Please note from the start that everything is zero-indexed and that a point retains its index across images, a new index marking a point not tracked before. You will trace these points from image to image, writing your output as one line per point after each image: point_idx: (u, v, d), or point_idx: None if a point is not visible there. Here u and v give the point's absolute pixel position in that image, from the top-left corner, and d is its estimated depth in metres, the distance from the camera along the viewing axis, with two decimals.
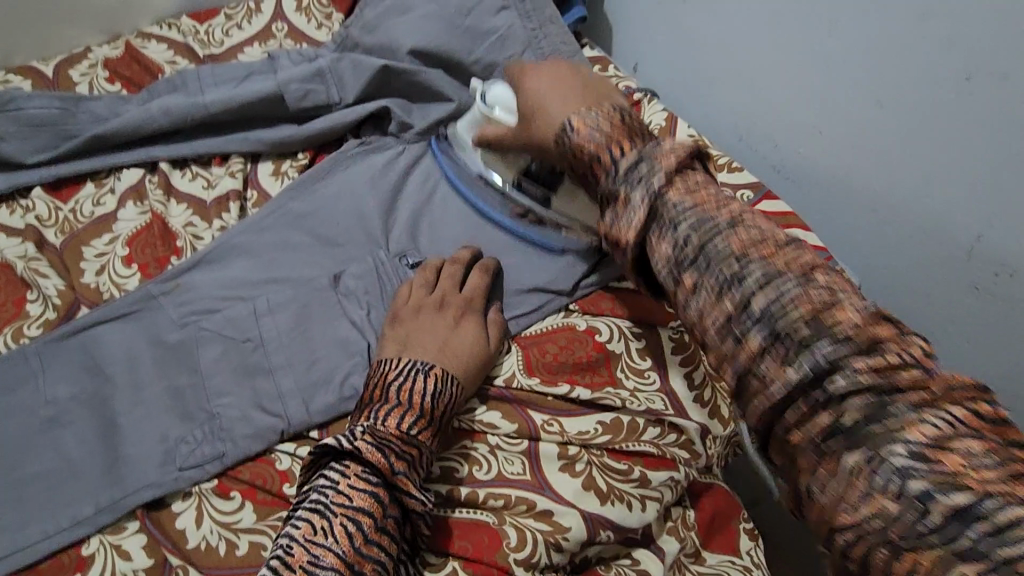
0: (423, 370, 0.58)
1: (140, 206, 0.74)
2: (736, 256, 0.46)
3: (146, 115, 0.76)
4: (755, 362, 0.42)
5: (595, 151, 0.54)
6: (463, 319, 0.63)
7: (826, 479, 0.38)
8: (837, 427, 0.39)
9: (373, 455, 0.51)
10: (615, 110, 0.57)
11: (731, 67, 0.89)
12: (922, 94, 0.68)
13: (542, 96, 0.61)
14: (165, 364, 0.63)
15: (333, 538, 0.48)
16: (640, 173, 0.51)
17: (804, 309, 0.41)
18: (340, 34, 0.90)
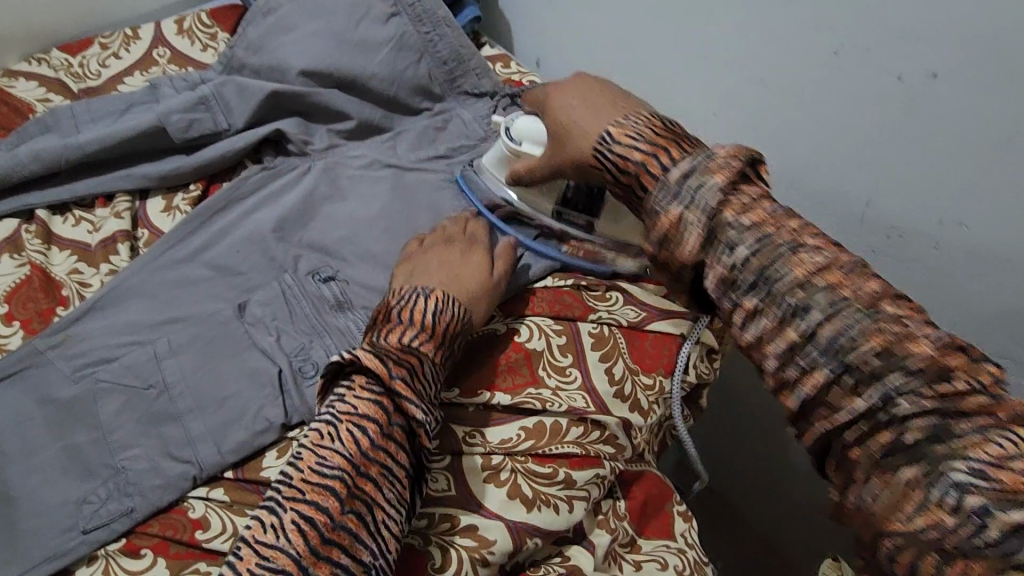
0: (426, 294, 0.62)
1: (17, 258, 0.69)
2: (729, 223, 0.50)
3: (14, 160, 0.71)
4: (752, 321, 0.49)
5: (642, 162, 0.54)
6: (468, 253, 0.68)
7: (868, 442, 0.44)
8: (899, 444, 0.42)
9: (371, 360, 0.54)
10: (653, 116, 0.57)
11: (627, 57, 0.90)
12: (800, 74, 0.71)
13: (576, 118, 0.60)
14: (60, 424, 0.60)
15: (339, 443, 0.51)
16: (689, 191, 0.51)
17: (800, 271, 0.48)
18: (225, 55, 0.87)
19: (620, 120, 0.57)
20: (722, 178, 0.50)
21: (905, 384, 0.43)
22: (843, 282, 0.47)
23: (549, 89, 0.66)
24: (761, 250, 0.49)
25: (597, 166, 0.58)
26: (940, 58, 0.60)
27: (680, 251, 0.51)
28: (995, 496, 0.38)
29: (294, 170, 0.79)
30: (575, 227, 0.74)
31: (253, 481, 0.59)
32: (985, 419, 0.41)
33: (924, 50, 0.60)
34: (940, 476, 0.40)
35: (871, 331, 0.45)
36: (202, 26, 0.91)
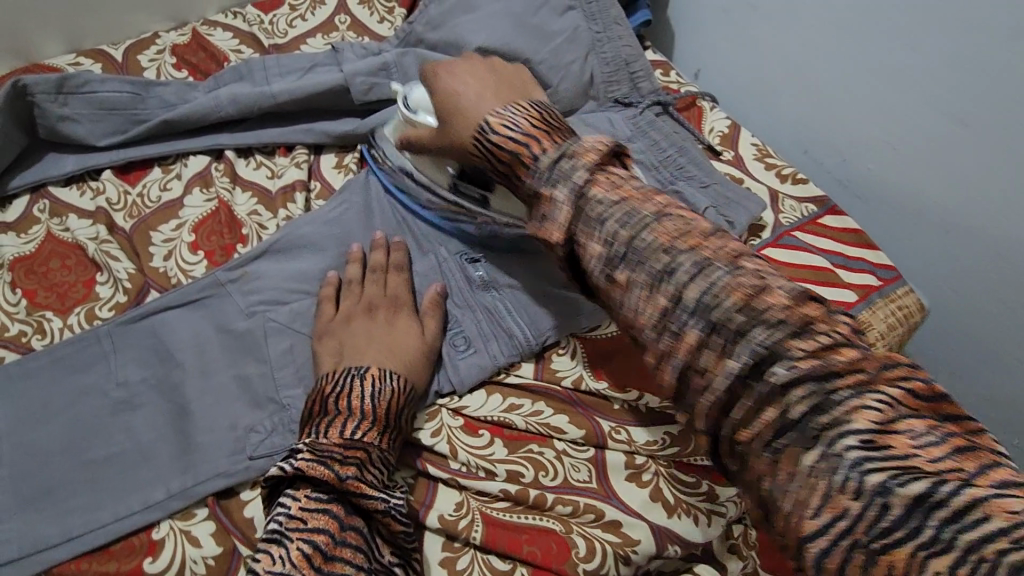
0: (360, 374, 0.56)
1: (206, 192, 0.75)
2: (764, 290, 0.42)
3: (215, 101, 0.77)
4: (692, 355, 0.42)
5: (516, 151, 0.52)
6: (398, 316, 0.63)
7: (790, 481, 0.38)
8: (784, 420, 0.38)
9: (315, 468, 0.48)
10: (533, 109, 0.55)
11: (797, 73, 0.87)
12: (1015, 132, 0.65)
13: (465, 97, 0.59)
14: (234, 353, 0.63)
15: (291, 564, 0.44)
16: (561, 171, 0.49)
17: (812, 357, 0.39)
18: (402, 29, 0.90)
19: (499, 110, 0.55)
20: (590, 160, 0.49)
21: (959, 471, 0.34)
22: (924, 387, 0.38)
23: (436, 67, 0.63)
24: (834, 331, 0.41)
25: (477, 154, 0.56)
26: None
27: (589, 242, 0.48)
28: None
29: None
30: (469, 201, 0.66)
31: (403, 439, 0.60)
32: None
33: None
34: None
35: (733, 288, 0.42)
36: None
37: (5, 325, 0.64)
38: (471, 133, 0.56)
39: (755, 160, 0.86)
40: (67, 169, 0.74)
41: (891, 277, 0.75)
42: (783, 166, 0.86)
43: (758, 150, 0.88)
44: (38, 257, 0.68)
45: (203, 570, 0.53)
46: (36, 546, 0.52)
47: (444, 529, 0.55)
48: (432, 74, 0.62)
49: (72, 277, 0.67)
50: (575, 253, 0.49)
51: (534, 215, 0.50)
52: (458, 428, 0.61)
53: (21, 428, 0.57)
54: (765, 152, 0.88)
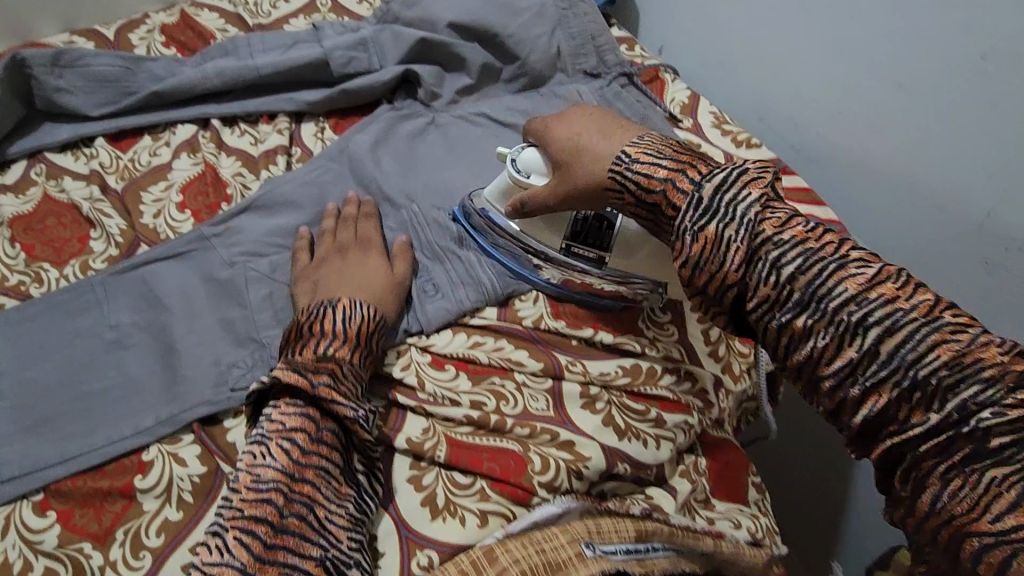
0: (332, 305, 0.61)
1: (194, 157, 0.79)
2: (771, 238, 0.46)
3: (202, 74, 0.82)
4: (803, 337, 0.45)
5: (667, 178, 0.51)
6: (369, 257, 0.68)
7: (879, 411, 0.42)
8: (874, 370, 0.42)
9: (292, 378, 0.54)
10: (667, 139, 0.56)
11: (752, 45, 0.92)
12: (942, 85, 0.71)
13: (588, 132, 0.59)
14: (219, 299, 0.68)
15: (271, 458, 0.51)
16: (738, 211, 0.47)
17: (850, 286, 0.43)
18: (379, 9, 0.95)
19: (634, 141, 0.56)
20: (757, 188, 0.48)
21: (927, 363, 0.41)
22: (866, 284, 0.43)
23: (547, 119, 0.64)
24: (797, 249, 0.45)
25: (612, 190, 0.55)
26: None
27: (663, 203, 0.51)
28: (1009, 435, 0.38)
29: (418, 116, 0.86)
30: (584, 261, 0.66)
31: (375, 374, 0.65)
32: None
33: None
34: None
35: (835, 272, 0.44)
36: None
37: (5, 276, 0.68)
38: (604, 165, 0.56)
39: (712, 126, 0.92)
40: (63, 136, 0.79)
41: (835, 230, 0.80)
42: (738, 131, 0.91)
43: (715, 118, 0.93)
44: (35, 216, 0.72)
45: (189, 487, 0.57)
46: (35, 466, 0.56)
47: (412, 449, 0.60)
48: (540, 133, 0.63)
49: (67, 233, 0.72)
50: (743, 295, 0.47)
51: (692, 288, 0.49)
52: (425, 363, 0.66)
53: (20, 365, 0.62)
54: (722, 120, 0.93)
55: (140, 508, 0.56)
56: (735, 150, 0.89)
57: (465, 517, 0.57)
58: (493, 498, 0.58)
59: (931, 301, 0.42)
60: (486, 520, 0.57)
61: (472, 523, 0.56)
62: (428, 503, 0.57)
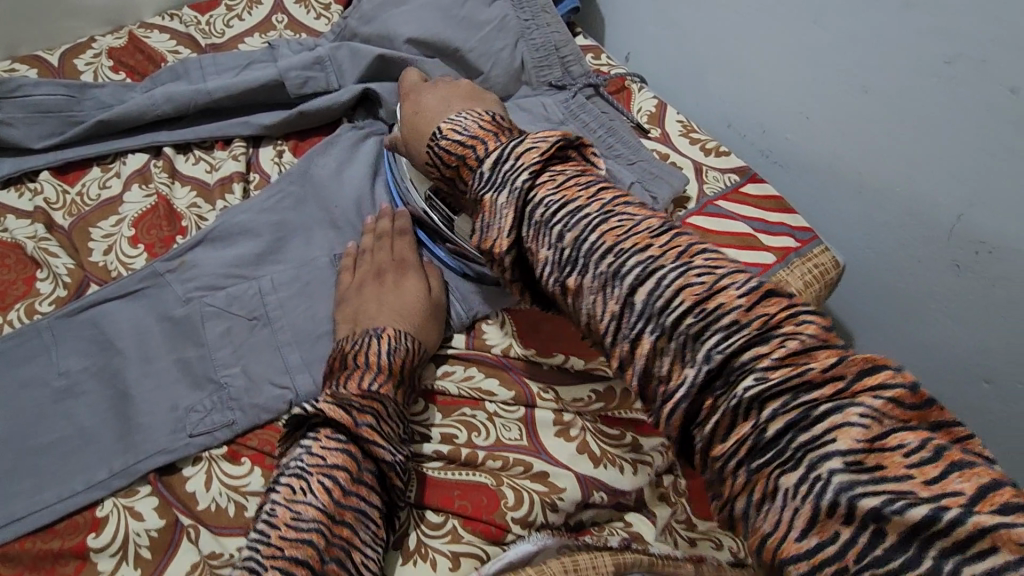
0: (377, 335, 0.60)
1: (146, 188, 0.76)
2: (611, 250, 0.43)
3: (151, 100, 0.79)
4: (652, 362, 0.40)
5: (462, 153, 0.52)
6: (404, 277, 0.67)
7: (765, 502, 0.34)
8: (759, 438, 0.35)
9: (335, 411, 0.52)
10: (488, 113, 0.55)
11: (717, 52, 0.91)
12: (906, 91, 0.70)
13: (429, 104, 0.62)
14: (174, 339, 0.65)
15: (312, 495, 0.48)
16: (503, 177, 0.48)
17: (687, 298, 0.39)
18: (338, 25, 0.93)
19: (454, 117, 0.56)
20: (530, 160, 0.47)
21: (739, 343, 0.37)
22: (706, 297, 0.39)
23: (412, 80, 0.68)
24: (647, 275, 0.41)
25: (430, 163, 0.57)
26: None
27: (496, 237, 0.47)
28: (872, 491, 0.31)
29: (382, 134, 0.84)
30: (485, 265, 0.66)
31: None
32: (829, 388, 0.34)
33: None
34: (820, 480, 0.32)
35: (681, 288, 0.40)
36: None
37: None
38: (427, 133, 0.58)
39: (681, 135, 0.91)
40: (5, 172, 0.75)
41: (807, 238, 0.80)
42: (706, 140, 0.90)
43: (683, 127, 0.92)
44: None
45: (146, 543, 0.54)
46: None
47: None
48: (414, 91, 0.66)
49: (12, 275, 0.69)
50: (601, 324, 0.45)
51: (537, 278, 0.47)
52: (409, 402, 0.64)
53: None
54: (690, 128, 0.92)
55: (94, 568, 0.53)
56: (704, 159, 0.88)
57: (437, 559, 0.55)
58: (465, 538, 0.56)
59: (770, 316, 0.37)
60: (458, 562, 0.55)
61: (444, 565, 0.55)
62: (400, 546, 0.55)
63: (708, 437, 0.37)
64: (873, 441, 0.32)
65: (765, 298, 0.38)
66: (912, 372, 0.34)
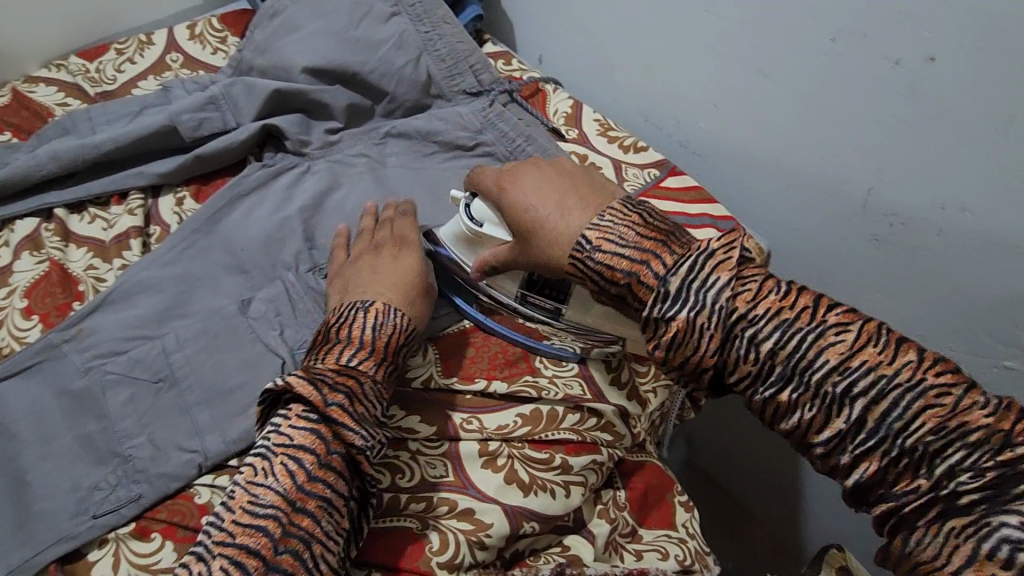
0: (364, 308, 0.59)
1: (37, 255, 0.72)
2: (746, 315, 0.47)
3: (34, 161, 0.75)
4: (790, 410, 0.47)
5: (632, 271, 0.51)
6: (400, 254, 0.66)
7: (862, 467, 0.45)
8: (893, 448, 0.44)
9: (305, 388, 0.52)
10: (631, 208, 0.54)
11: (624, 48, 0.89)
12: (799, 72, 0.70)
13: (542, 205, 0.56)
14: (72, 414, 0.62)
15: (273, 478, 0.49)
16: (701, 297, 0.48)
17: (830, 356, 0.45)
18: (234, 58, 0.89)
19: (598, 220, 0.54)
20: (722, 271, 0.48)
21: (820, 368, 0.45)
22: (846, 355, 0.45)
23: (502, 177, 0.61)
24: (784, 336, 0.46)
25: (575, 275, 0.54)
26: (938, 43, 0.59)
27: (695, 355, 0.48)
28: (1014, 505, 0.40)
29: (292, 170, 0.81)
30: (541, 311, 0.65)
31: None
32: (980, 432, 0.42)
33: (921, 35, 0.60)
34: (972, 472, 0.42)
35: (821, 347, 0.46)
36: (212, 31, 0.94)
37: None
38: (566, 251, 0.54)
39: (598, 135, 0.89)
40: None
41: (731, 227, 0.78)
42: (624, 137, 0.88)
43: (601, 125, 0.91)
44: None
45: None
46: None
47: None
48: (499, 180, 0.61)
49: None
50: (677, 344, 0.49)
51: (658, 343, 0.49)
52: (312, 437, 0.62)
53: None
54: (607, 126, 0.90)
55: None
56: (625, 156, 0.87)
57: None
58: None
59: (810, 307, 0.47)
60: None
61: None
62: None
63: (892, 497, 0.44)
64: (941, 419, 0.42)
65: (900, 346, 0.45)
66: (927, 360, 0.44)
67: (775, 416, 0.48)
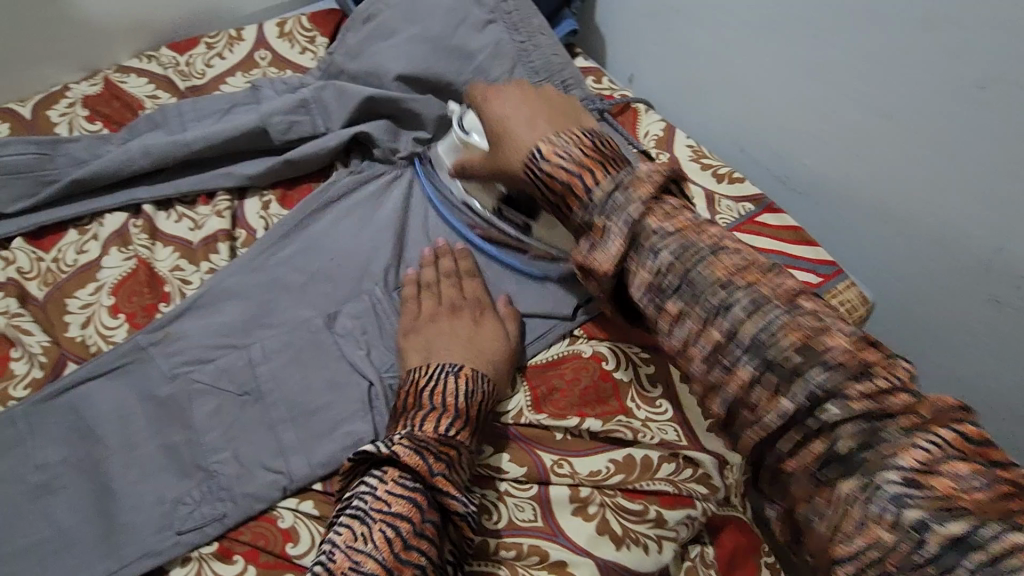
0: (453, 372, 0.58)
1: (124, 252, 0.72)
2: (797, 370, 0.41)
3: (127, 155, 0.74)
4: (813, 466, 0.40)
5: (567, 181, 0.52)
6: (481, 320, 0.64)
7: (824, 507, 0.40)
8: (830, 453, 0.40)
9: (412, 458, 0.50)
10: (584, 134, 0.55)
11: (725, 75, 0.86)
12: (931, 118, 0.65)
13: (517, 118, 0.59)
14: (158, 421, 0.60)
15: (374, 544, 0.46)
16: (614, 205, 0.50)
17: (908, 461, 0.37)
18: (324, 60, 0.87)
19: (551, 136, 0.55)
20: (642, 190, 0.50)
21: (892, 461, 0.38)
22: (929, 461, 0.37)
23: (487, 92, 0.64)
24: (849, 416, 0.39)
25: (529, 185, 0.56)
26: None
27: (603, 263, 0.50)
28: (943, 521, 0.35)
29: (381, 178, 0.78)
30: None
31: None
32: (905, 421, 0.39)
33: None
34: (874, 493, 0.38)
35: (904, 448, 0.38)
36: (302, 30, 0.93)
37: None
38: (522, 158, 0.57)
39: (691, 161, 0.85)
40: None
41: (832, 272, 0.74)
42: (718, 165, 0.84)
43: (693, 151, 0.87)
44: None
45: None
46: None
47: None
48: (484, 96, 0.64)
49: None
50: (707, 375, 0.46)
51: (580, 245, 0.52)
52: None
53: None
54: (700, 152, 0.86)
55: None
56: (717, 185, 0.83)
57: None
58: None
59: (793, 289, 0.46)
60: None
61: None
62: None
63: (783, 454, 0.42)
64: (868, 399, 0.40)
65: (948, 459, 0.37)
66: (883, 360, 0.41)
67: (676, 352, 0.48)
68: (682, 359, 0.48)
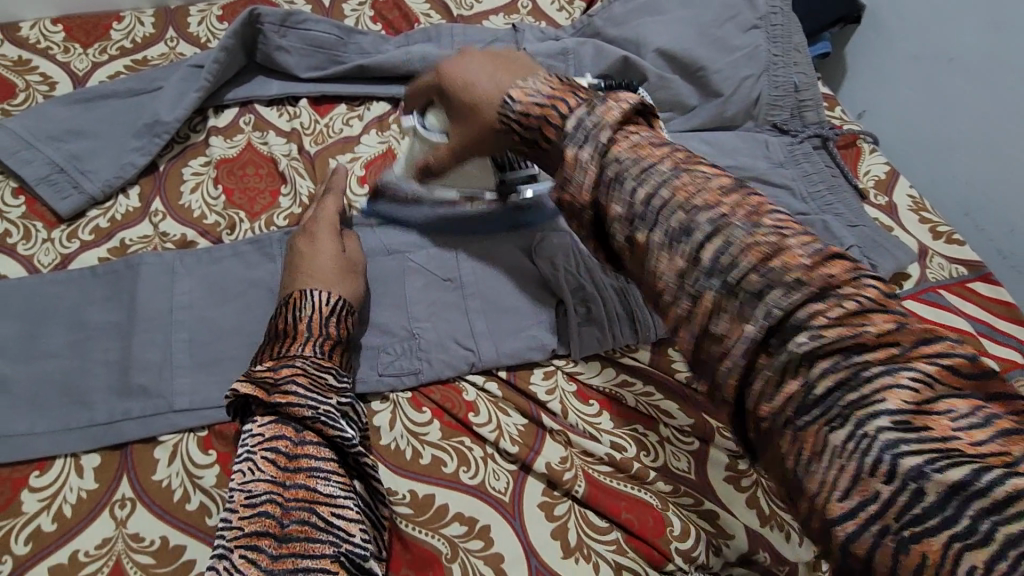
0: (284, 302, 0.59)
1: (381, 136, 0.82)
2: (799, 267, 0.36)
3: (408, 56, 0.83)
4: (710, 319, 0.38)
5: (542, 114, 0.45)
6: (316, 237, 0.64)
7: (811, 461, 0.33)
8: (805, 396, 0.34)
9: (249, 389, 0.52)
10: (558, 74, 0.48)
11: (977, 135, 0.83)
12: None
13: (476, 77, 0.52)
14: (384, 280, 0.68)
15: (257, 471, 0.48)
16: (581, 127, 0.44)
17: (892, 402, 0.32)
18: (581, 20, 0.94)
19: (518, 82, 0.48)
20: (611, 117, 0.43)
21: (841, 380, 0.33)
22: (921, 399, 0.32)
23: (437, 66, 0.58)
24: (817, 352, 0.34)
25: (506, 133, 0.49)
26: None
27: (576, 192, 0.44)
28: (916, 449, 0.30)
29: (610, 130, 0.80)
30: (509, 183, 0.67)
31: (520, 389, 0.65)
32: (881, 352, 0.33)
33: None
34: (866, 440, 0.31)
35: (821, 306, 0.35)
36: None
37: (205, 214, 0.73)
38: (497, 105, 0.49)
39: (909, 210, 0.84)
40: (272, 92, 0.82)
41: None
42: (938, 222, 0.83)
43: (913, 202, 0.86)
44: (237, 161, 0.76)
45: None
46: (203, 403, 0.60)
47: (549, 476, 0.59)
48: (448, 63, 0.56)
49: (261, 185, 0.76)
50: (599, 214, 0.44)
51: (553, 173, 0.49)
52: (572, 393, 0.65)
53: (201, 304, 0.65)
54: (920, 205, 0.85)
55: None
56: (931, 242, 0.81)
57: (600, 565, 0.56)
58: (627, 552, 0.56)
59: (816, 238, 0.38)
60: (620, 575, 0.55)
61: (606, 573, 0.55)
62: (560, 538, 0.57)
63: (756, 397, 0.36)
64: (873, 335, 0.34)
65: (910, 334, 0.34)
66: (852, 278, 0.36)
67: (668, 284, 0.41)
68: (657, 292, 0.41)
